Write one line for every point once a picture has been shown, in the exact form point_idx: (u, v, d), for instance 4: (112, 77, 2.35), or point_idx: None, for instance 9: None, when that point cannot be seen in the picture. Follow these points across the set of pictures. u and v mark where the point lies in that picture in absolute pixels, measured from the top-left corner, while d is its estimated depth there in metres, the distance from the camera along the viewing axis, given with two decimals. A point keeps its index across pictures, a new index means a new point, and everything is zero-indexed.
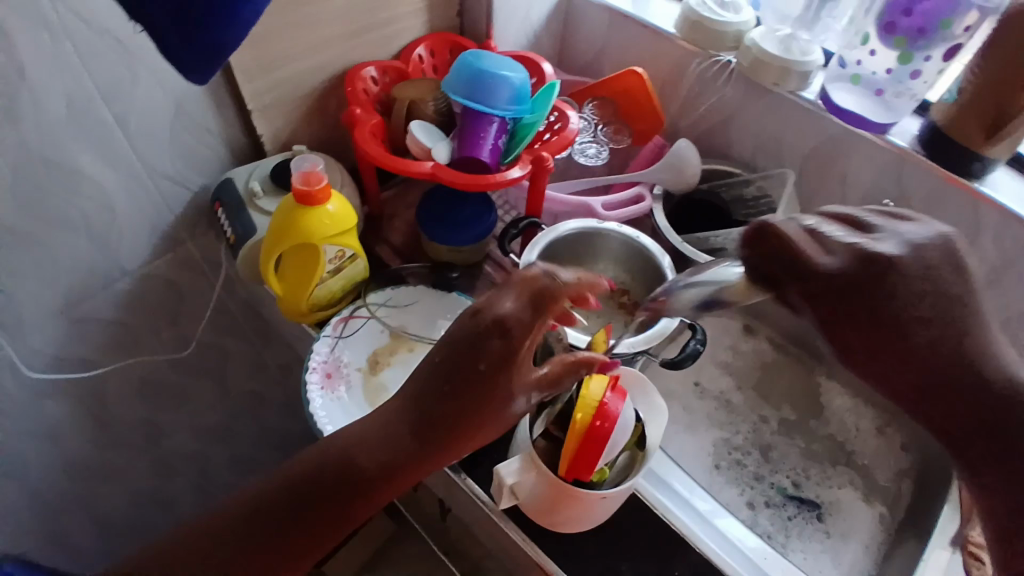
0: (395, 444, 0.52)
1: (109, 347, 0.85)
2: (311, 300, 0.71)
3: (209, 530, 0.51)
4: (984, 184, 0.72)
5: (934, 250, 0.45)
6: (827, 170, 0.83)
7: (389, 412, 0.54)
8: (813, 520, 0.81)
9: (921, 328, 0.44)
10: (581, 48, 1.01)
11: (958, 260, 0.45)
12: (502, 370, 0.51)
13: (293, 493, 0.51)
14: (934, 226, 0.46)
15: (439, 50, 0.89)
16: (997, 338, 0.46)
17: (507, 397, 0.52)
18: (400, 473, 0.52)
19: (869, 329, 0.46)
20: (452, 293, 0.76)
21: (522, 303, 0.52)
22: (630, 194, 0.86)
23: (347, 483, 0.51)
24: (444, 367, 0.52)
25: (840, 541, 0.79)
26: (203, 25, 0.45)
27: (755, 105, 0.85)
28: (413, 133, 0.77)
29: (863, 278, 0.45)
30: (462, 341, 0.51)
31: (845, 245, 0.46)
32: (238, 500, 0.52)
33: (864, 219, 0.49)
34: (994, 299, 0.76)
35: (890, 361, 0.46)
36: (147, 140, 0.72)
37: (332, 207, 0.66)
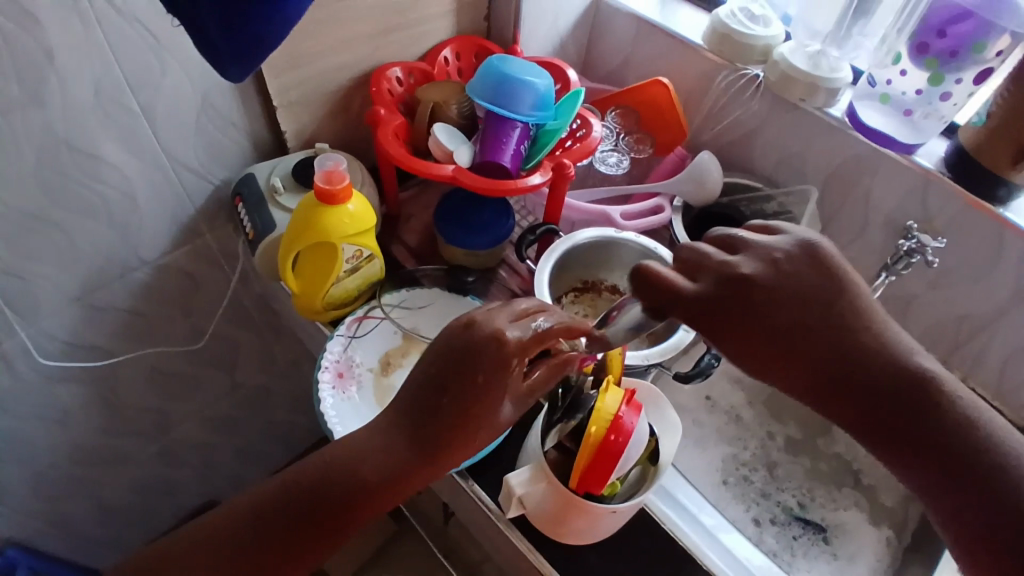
0: (391, 450, 0.52)
1: (123, 334, 0.86)
2: (326, 299, 0.71)
3: (208, 541, 0.49)
4: (1008, 210, 0.71)
5: (789, 259, 0.53)
6: (850, 189, 0.82)
7: (383, 420, 0.53)
8: (819, 542, 0.80)
9: (792, 326, 0.51)
10: (606, 57, 1.01)
11: (819, 261, 0.53)
12: (498, 377, 0.51)
13: (291, 501, 0.50)
14: (794, 237, 0.55)
15: (465, 53, 0.89)
16: (881, 327, 0.51)
17: (500, 401, 0.52)
18: (397, 482, 0.51)
19: (751, 336, 0.51)
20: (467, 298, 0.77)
21: (520, 327, 0.53)
22: (649, 205, 0.86)
23: (344, 492, 0.50)
24: (439, 373, 0.51)
25: (847, 563, 0.78)
26: (246, 19, 0.45)
27: (780, 120, 0.84)
28: (436, 135, 0.77)
29: (724, 295, 0.51)
30: (453, 348, 0.51)
31: (708, 268, 0.52)
32: (234, 512, 0.50)
33: (737, 237, 0.56)
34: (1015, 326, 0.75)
35: (781, 361, 0.51)
36: (172, 131, 0.72)
37: (352, 206, 0.66)
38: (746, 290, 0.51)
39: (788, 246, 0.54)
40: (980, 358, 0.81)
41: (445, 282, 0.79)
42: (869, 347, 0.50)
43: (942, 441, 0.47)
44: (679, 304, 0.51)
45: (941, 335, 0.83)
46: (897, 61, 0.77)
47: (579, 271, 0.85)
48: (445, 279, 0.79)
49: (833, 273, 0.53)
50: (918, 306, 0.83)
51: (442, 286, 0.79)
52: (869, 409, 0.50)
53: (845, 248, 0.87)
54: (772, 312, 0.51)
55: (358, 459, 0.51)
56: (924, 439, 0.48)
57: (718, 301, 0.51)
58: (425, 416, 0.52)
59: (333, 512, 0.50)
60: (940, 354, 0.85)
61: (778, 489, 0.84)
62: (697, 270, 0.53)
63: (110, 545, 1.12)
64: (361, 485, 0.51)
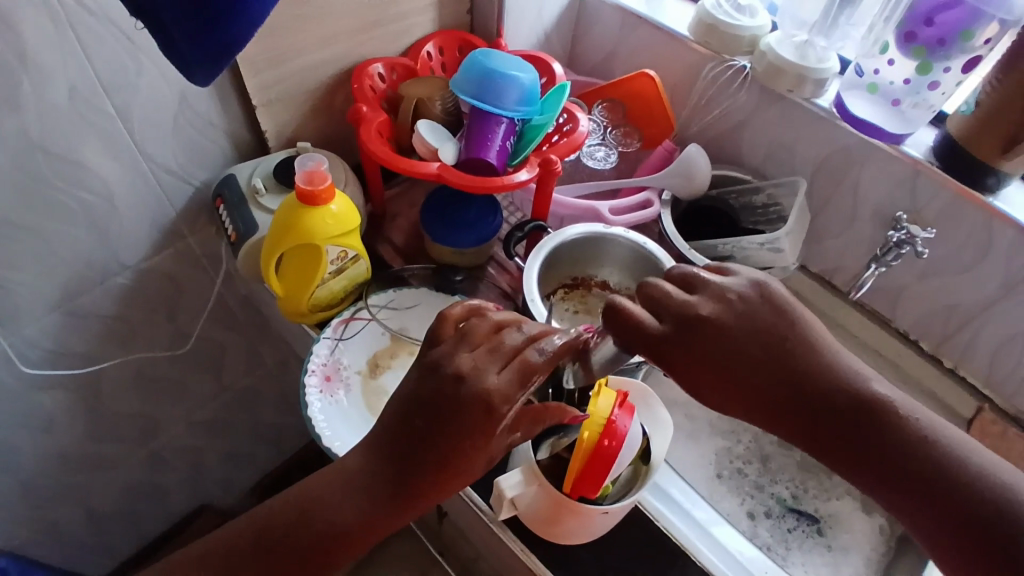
0: (371, 490, 0.51)
1: (106, 340, 0.84)
2: (311, 301, 0.70)
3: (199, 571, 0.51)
4: (997, 199, 0.71)
5: (745, 296, 0.56)
6: (839, 179, 0.81)
7: (365, 457, 0.53)
8: (813, 534, 0.80)
9: (741, 351, 0.53)
10: (592, 50, 1.00)
11: (771, 297, 0.56)
12: (483, 422, 0.51)
13: (273, 540, 0.51)
14: (751, 277, 0.57)
15: (449, 48, 0.88)
16: (819, 345, 0.54)
17: (485, 445, 0.52)
18: (378, 519, 0.52)
19: (706, 364, 0.53)
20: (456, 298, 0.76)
21: (509, 378, 0.52)
22: (637, 199, 0.85)
23: (324, 530, 0.51)
24: (418, 412, 0.51)
25: (841, 555, 0.78)
26: (214, 25, 0.45)
27: (768, 111, 0.83)
28: (420, 132, 0.76)
29: (685, 333, 0.53)
30: (436, 391, 0.51)
31: (668, 307, 0.55)
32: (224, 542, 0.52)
33: (697, 276, 0.58)
34: (1005, 314, 0.75)
35: (727, 386, 0.54)
36: (150, 132, 0.71)
37: (335, 206, 0.65)
38: (700, 328, 0.54)
39: (742, 287, 0.57)
40: (970, 347, 0.81)
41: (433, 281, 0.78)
42: (814, 370, 0.53)
43: (881, 450, 0.50)
44: (640, 339, 0.54)
45: (931, 324, 0.83)
46: (884, 51, 0.76)
47: (568, 269, 0.85)
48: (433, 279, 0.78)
49: (783, 306, 0.55)
50: (908, 295, 0.83)
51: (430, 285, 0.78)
52: (816, 424, 0.52)
53: (835, 239, 0.86)
54: (725, 348, 0.53)
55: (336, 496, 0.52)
56: (865, 449, 0.50)
57: (678, 339, 0.53)
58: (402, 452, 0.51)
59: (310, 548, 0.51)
60: (931, 344, 0.85)
61: (772, 479, 0.85)
62: (658, 309, 0.55)
63: (99, 551, 1.11)
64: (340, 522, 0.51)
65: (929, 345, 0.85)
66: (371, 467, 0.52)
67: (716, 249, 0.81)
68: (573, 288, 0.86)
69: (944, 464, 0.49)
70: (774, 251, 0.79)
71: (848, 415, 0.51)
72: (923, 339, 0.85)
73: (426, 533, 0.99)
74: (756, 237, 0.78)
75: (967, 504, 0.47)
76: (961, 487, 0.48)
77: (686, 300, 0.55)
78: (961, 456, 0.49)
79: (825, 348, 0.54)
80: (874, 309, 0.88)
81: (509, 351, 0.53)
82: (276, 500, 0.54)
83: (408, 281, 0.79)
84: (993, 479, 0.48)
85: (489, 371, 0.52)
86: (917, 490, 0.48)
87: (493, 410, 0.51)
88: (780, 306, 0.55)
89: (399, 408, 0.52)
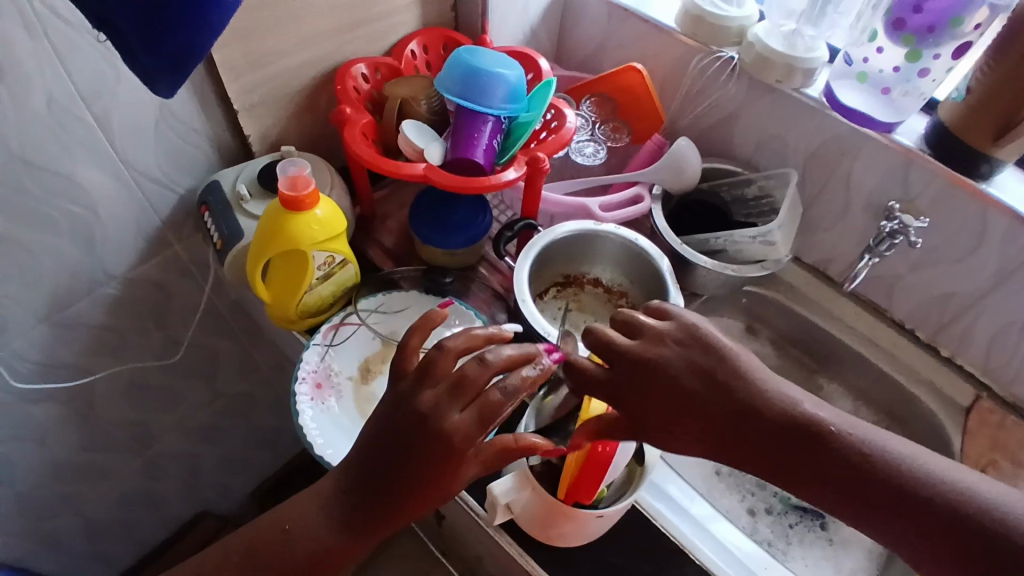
0: (344, 518, 0.53)
1: (95, 351, 0.83)
2: (300, 308, 0.69)
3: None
4: (990, 186, 0.70)
5: (684, 334, 0.56)
6: (831, 169, 0.80)
7: (338, 486, 0.54)
8: (815, 529, 0.79)
9: (693, 389, 0.53)
10: (579, 44, 0.99)
11: (705, 335, 0.56)
12: (444, 463, 0.51)
13: (252, 563, 0.54)
14: (687, 316, 0.58)
15: (433, 46, 0.87)
16: (763, 373, 0.54)
17: (451, 481, 0.52)
18: (351, 544, 0.53)
19: (656, 407, 0.53)
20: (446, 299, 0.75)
21: (471, 416, 0.52)
22: (628, 195, 0.84)
23: (302, 556, 0.53)
24: (384, 444, 0.52)
25: (842, 549, 0.78)
26: (172, 31, 0.44)
27: (757, 102, 0.82)
28: (405, 133, 0.74)
29: (632, 377, 0.55)
30: (404, 427, 0.51)
31: (615, 356, 0.56)
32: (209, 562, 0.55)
33: (635, 318, 0.59)
34: (1001, 301, 0.75)
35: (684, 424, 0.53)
36: (131, 141, 0.70)
37: (320, 211, 0.64)
38: (647, 372, 0.54)
39: (678, 328, 0.57)
40: (966, 336, 0.80)
41: (422, 283, 0.77)
42: (757, 401, 0.53)
43: (845, 471, 0.50)
44: (596, 386, 0.56)
45: (927, 313, 0.83)
46: (873, 39, 0.75)
47: (559, 268, 0.84)
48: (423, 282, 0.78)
49: (716, 343, 0.56)
50: (903, 285, 0.83)
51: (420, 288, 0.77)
52: (779, 454, 0.51)
53: (828, 229, 0.86)
54: (675, 390, 0.54)
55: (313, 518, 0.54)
56: (830, 473, 0.50)
57: (628, 384, 0.54)
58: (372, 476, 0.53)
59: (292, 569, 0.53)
60: (927, 333, 0.84)
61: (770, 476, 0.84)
62: (610, 355, 0.57)
63: (97, 562, 1.10)
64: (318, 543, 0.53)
65: (925, 334, 0.85)
66: (344, 488, 0.54)
67: (708, 244, 0.81)
68: (565, 286, 0.86)
69: (893, 478, 0.50)
70: (766, 244, 0.78)
71: (794, 441, 0.51)
72: (919, 329, 0.85)
73: (425, 534, 0.98)
74: (749, 231, 0.78)
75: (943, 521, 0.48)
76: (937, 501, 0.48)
77: (630, 346, 0.56)
78: (902, 462, 0.50)
79: (756, 377, 0.54)
80: (871, 300, 0.88)
81: (472, 387, 0.52)
82: (258, 522, 0.56)
83: (398, 284, 0.78)
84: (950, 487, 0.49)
85: (450, 408, 0.52)
86: (876, 507, 0.49)
87: (456, 449, 0.51)
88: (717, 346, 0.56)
89: (367, 443, 0.53)
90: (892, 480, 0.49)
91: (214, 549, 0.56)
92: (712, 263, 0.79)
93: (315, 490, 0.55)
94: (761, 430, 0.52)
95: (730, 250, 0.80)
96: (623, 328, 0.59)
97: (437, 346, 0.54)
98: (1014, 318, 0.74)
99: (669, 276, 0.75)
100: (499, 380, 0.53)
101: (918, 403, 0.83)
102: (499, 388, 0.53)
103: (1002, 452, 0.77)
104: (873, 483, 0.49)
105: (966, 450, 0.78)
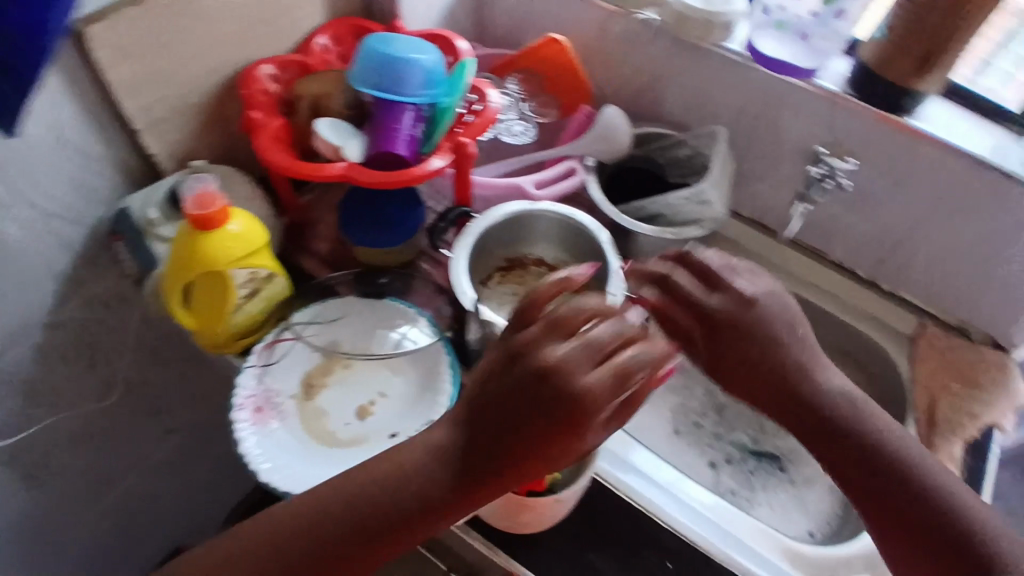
0: (434, 485, 0.49)
1: (24, 404, 0.78)
2: (230, 329, 0.66)
3: (217, 555, 0.50)
4: (915, 118, 0.71)
5: (769, 300, 0.59)
6: (759, 120, 0.80)
7: (420, 457, 0.50)
8: (775, 471, 0.81)
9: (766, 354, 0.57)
10: (495, 20, 0.95)
11: (785, 305, 0.60)
12: (566, 430, 0.47)
13: (309, 534, 0.50)
14: (766, 284, 0.61)
15: (344, 38, 0.83)
16: (824, 365, 0.57)
17: (561, 453, 0.48)
18: (431, 517, 0.49)
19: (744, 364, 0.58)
20: (384, 300, 0.72)
21: (603, 377, 0.47)
22: (562, 170, 0.81)
23: (368, 532, 0.49)
24: (489, 408, 0.49)
25: (805, 487, 0.79)
26: None
27: (680, 61, 0.81)
28: (318, 132, 0.71)
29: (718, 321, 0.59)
30: (526, 386, 0.47)
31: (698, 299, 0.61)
32: (257, 526, 0.51)
33: (718, 270, 0.62)
34: (939, 229, 0.75)
35: (746, 375, 0.58)
36: (24, 178, 0.64)
37: (234, 226, 0.61)
38: (744, 328, 0.59)
39: (758, 290, 0.60)
40: (906, 267, 0.81)
41: (359, 286, 0.75)
42: (809, 390, 0.56)
43: (873, 472, 0.52)
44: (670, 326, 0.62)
45: (866, 250, 0.83)
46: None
47: (500, 253, 0.83)
48: (360, 284, 0.76)
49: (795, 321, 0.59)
50: (840, 227, 0.83)
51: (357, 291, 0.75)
52: (818, 432, 0.54)
53: (763, 181, 0.85)
54: (752, 351, 0.58)
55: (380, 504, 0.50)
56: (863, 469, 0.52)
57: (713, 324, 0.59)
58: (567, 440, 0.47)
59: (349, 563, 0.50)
60: (867, 270, 0.85)
61: (732, 432, 0.85)
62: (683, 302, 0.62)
63: None
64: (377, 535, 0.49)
65: (864, 272, 0.86)
66: (428, 467, 0.50)
67: (646, 210, 0.80)
68: (508, 271, 0.84)
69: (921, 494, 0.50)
70: (701, 204, 0.78)
71: (834, 439, 0.54)
72: (859, 267, 0.86)
73: None
74: (683, 192, 0.77)
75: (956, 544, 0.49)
76: (945, 522, 0.49)
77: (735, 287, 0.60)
78: (925, 480, 0.51)
79: (813, 370, 0.56)
80: (809, 244, 0.88)
81: (604, 349, 0.48)
82: (314, 489, 0.52)
83: (336, 290, 0.75)
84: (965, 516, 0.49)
85: (582, 369, 0.47)
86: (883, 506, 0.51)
87: (581, 413, 0.46)
88: (789, 316, 0.59)
89: (469, 408, 0.50)
90: (906, 482, 0.51)
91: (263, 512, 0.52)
92: (652, 230, 0.78)
93: (388, 456, 0.52)
94: (807, 411, 0.55)
95: (668, 214, 0.80)
96: (703, 276, 0.62)
97: (567, 303, 0.51)
98: (951, 244, 0.76)
99: (609, 249, 0.74)
100: (632, 350, 0.48)
101: (867, 340, 0.84)
102: (629, 355, 0.48)
103: (952, 374, 0.79)
104: (895, 478, 0.51)
105: (916, 376, 0.80)
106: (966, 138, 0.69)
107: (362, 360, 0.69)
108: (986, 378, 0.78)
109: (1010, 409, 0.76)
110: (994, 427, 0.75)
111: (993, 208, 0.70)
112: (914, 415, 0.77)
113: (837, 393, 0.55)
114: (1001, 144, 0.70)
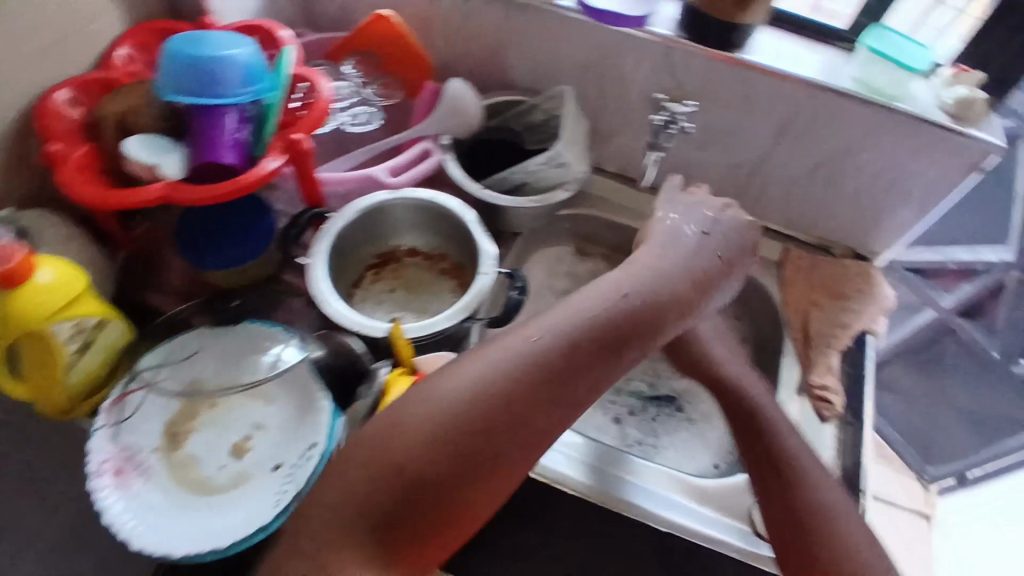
0: (567, 362, 0.51)
1: None
2: (70, 391, 0.60)
3: (360, 488, 0.45)
4: (745, 52, 0.72)
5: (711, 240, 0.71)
6: (605, 74, 0.79)
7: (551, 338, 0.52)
8: (674, 413, 0.83)
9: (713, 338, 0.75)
10: (320, 2, 0.88)
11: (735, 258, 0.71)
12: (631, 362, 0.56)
13: (484, 429, 0.47)
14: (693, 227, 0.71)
15: (148, 45, 0.75)
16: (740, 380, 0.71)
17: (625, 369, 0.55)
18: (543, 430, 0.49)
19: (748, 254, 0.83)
20: (241, 324, 0.69)
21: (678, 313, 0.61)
22: (414, 152, 0.78)
23: (506, 436, 0.48)
24: (574, 342, 0.52)
25: (704, 423, 0.82)
26: None
27: (517, 24, 0.78)
28: (128, 154, 0.64)
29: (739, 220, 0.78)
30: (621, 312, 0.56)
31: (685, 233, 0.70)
32: (425, 414, 0.47)
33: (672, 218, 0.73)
34: (787, 155, 0.78)
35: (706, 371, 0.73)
36: None
37: (44, 276, 0.55)
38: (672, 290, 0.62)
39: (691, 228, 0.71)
40: (762, 197, 0.85)
41: (212, 313, 0.72)
42: (743, 407, 0.68)
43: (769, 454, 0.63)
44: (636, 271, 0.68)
45: (726, 186, 0.86)
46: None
47: (368, 250, 0.79)
48: (212, 312, 0.72)
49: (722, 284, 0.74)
50: (699, 168, 0.85)
51: (211, 320, 0.71)
52: (734, 401, 0.69)
53: (620, 133, 0.85)
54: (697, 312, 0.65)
55: (492, 405, 0.48)
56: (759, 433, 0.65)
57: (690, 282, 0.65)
58: (590, 368, 0.52)
59: (452, 489, 0.46)
60: None
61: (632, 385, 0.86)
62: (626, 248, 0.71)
63: None
64: (490, 455, 0.47)
65: (727, 208, 0.89)
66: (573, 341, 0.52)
67: (507, 181, 0.78)
68: (381, 266, 0.81)
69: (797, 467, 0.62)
70: (560, 167, 0.77)
71: (747, 436, 0.66)
72: None
73: None
74: (540, 157, 0.76)
75: (807, 501, 0.59)
76: (809, 484, 0.61)
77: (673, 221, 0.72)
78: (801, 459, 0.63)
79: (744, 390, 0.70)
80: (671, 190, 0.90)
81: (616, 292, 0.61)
82: (453, 373, 0.49)
83: (189, 322, 0.71)
84: (825, 503, 0.59)
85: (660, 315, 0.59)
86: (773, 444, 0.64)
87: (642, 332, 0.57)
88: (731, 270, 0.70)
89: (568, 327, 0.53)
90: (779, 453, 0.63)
91: (392, 424, 0.47)
92: (514, 201, 0.76)
93: (525, 339, 0.51)
94: (733, 392, 0.70)
95: (531, 182, 0.78)
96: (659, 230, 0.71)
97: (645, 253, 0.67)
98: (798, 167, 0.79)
99: (476, 228, 0.72)
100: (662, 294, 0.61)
101: (740, 271, 0.87)
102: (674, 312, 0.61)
103: (820, 290, 0.83)
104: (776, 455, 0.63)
105: (787, 299, 0.83)
106: (797, 64, 0.71)
107: (229, 393, 0.66)
108: (852, 289, 0.82)
109: (879, 315, 0.80)
110: (867, 333, 0.79)
111: (830, 126, 0.73)
112: (792, 336, 0.80)
113: (752, 403, 0.68)
114: (828, 65, 0.72)
